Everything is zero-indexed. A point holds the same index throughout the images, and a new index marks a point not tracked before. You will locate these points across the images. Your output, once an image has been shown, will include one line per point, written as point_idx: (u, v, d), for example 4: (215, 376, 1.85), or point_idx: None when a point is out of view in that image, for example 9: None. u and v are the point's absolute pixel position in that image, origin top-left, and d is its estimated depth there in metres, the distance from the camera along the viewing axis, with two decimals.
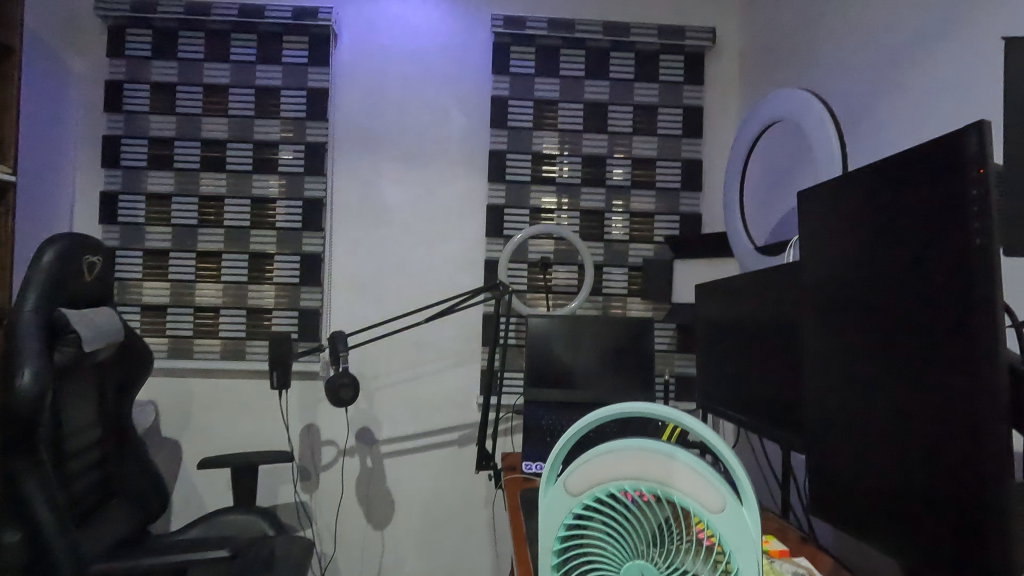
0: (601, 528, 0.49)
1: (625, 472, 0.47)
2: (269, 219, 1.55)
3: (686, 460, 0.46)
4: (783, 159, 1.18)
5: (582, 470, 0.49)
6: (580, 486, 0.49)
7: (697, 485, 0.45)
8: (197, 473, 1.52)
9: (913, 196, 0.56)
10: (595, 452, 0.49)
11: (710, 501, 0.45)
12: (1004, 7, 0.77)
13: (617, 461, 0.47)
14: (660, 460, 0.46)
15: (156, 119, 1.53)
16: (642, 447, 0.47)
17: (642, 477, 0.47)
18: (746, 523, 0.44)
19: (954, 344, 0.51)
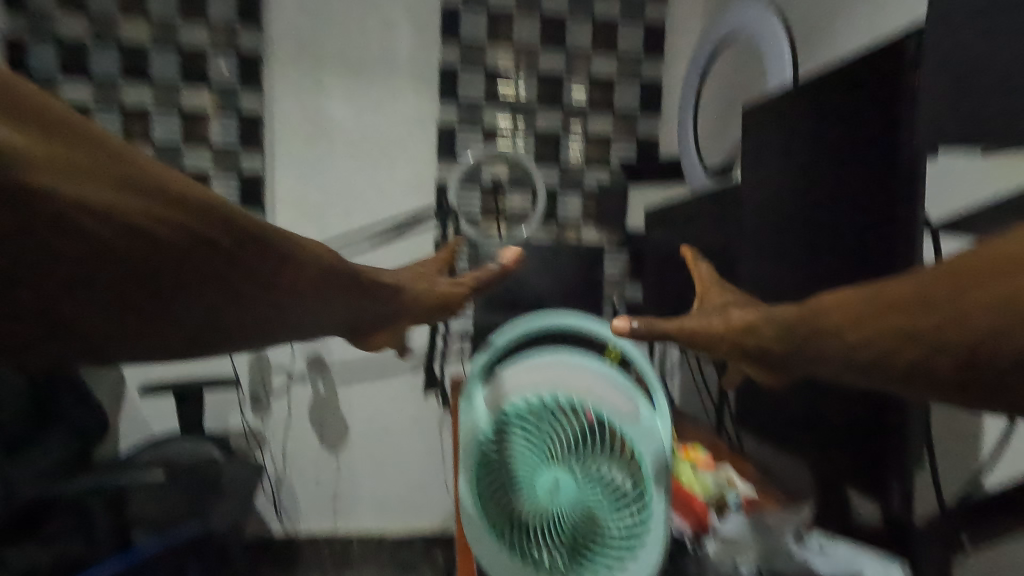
0: (518, 433, 0.51)
1: (543, 380, 0.51)
2: (202, 136, 1.44)
3: (603, 367, 0.50)
4: (739, 78, 1.16)
5: (505, 380, 0.53)
6: (500, 393, 0.53)
7: (607, 389, 0.48)
8: (142, 401, 1.48)
9: (852, 108, 0.55)
10: (518, 363, 0.53)
11: (619, 404, 0.48)
12: None
13: (538, 370, 0.52)
14: (576, 370, 0.50)
15: (64, 20, 1.37)
16: (561, 356, 0.51)
17: (558, 383, 0.50)
18: (653, 427, 0.46)
19: (869, 256, 0.53)
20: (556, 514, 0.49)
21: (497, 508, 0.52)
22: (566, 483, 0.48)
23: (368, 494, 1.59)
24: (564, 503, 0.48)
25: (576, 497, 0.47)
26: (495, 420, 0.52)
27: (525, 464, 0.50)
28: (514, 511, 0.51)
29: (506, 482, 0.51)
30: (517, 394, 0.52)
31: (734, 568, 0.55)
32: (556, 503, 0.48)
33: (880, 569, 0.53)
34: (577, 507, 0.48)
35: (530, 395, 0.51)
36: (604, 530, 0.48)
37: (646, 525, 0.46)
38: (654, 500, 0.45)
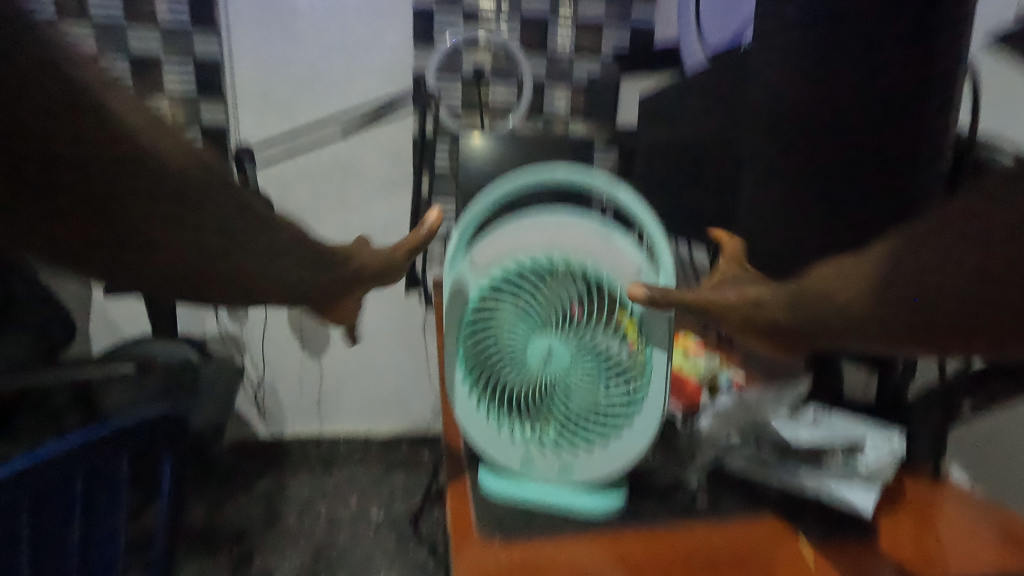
0: (508, 299, 0.47)
1: (537, 241, 0.46)
2: (148, 13, 1.29)
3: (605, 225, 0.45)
4: None
5: (490, 243, 0.47)
6: (486, 255, 0.47)
7: (610, 250, 0.45)
8: (110, 304, 1.42)
9: None
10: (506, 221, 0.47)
11: (621, 267, 0.45)
12: None
13: (531, 230, 0.46)
14: (571, 230, 0.45)
15: None
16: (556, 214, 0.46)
17: (554, 244, 0.46)
18: (655, 288, 0.44)
19: None
20: (551, 384, 0.47)
21: (483, 378, 0.49)
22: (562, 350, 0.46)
23: (353, 398, 1.59)
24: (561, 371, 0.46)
25: (573, 363, 0.46)
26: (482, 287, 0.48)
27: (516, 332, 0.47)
28: (501, 381, 0.48)
29: (493, 351, 0.48)
30: (508, 256, 0.47)
31: (732, 441, 0.55)
32: (551, 371, 0.47)
33: (876, 430, 0.55)
34: (572, 375, 0.46)
35: (523, 257, 0.46)
36: (599, 398, 0.46)
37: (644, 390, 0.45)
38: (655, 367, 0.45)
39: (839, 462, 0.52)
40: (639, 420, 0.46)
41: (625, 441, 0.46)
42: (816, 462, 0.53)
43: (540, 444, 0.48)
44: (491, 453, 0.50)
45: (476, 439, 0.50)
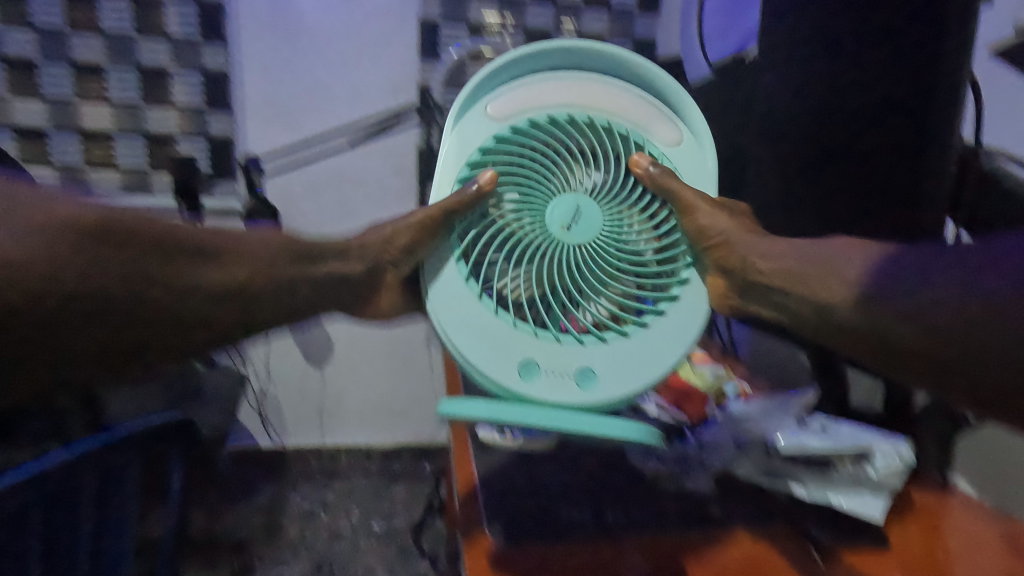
0: (532, 171, 0.57)
1: (575, 103, 0.57)
2: (157, 25, 1.30)
3: (647, 100, 0.58)
4: None
5: (515, 95, 0.57)
6: (510, 113, 0.57)
7: (642, 114, 0.58)
8: None
9: None
10: (531, 83, 0.57)
11: (664, 137, 0.59)
12: None
13: (560, 90, 0.57)
14: (605, 95, 0.58)
15: None
16: (595, 83, 0.58)
17: (590, 106, 0.57)
18: (696, 153, 0.59)
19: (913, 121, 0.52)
20: (584, 258, 0.56)
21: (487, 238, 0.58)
22: (592, 215, 0.56)
23: (355, 408, 1.59)
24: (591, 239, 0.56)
25: (608, 237, 0.56)
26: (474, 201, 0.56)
27: (543, 201, 0.57)
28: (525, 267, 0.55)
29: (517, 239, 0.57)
30: (537, 114, 0.57)
31: (735, 449, 0.58)
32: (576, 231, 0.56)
33: (881, 435, 0.55)
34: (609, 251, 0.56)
35: (552, 117, 0.58)
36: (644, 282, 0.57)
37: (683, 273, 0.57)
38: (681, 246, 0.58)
39: (848, 471, 0.53)
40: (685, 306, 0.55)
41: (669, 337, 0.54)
42: (821, 467, 0.54)
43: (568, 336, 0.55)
44: (490, 344, 0.53)
45: (478, 357, 0.52)
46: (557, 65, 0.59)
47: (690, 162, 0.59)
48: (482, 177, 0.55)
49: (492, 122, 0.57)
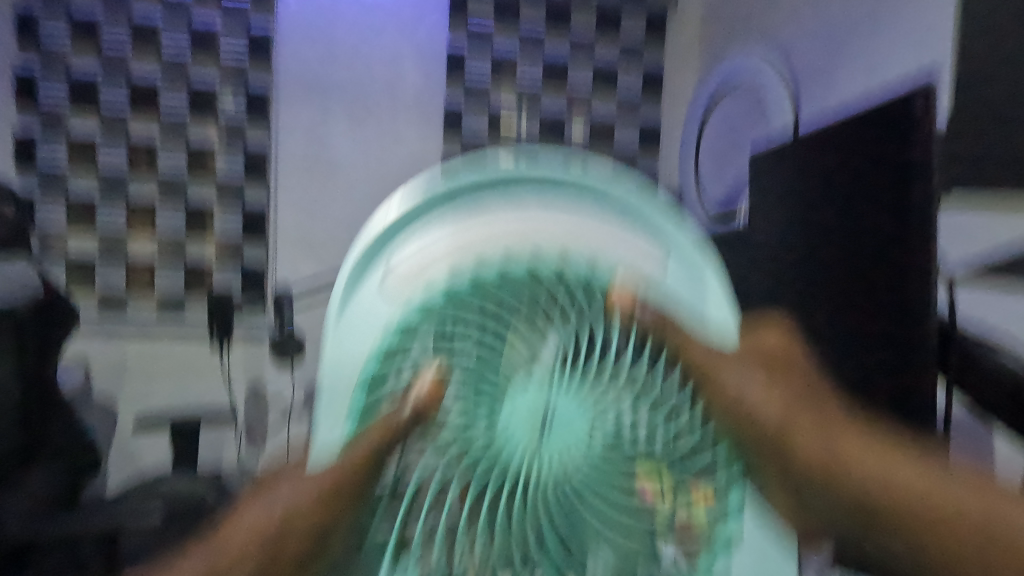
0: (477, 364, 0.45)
1: (510, 241, 0.45)
2: (208, 172, 1.45)
3: (602, 218, 0.46)
4: (746, 120, 1.23)
5: (426, 240, 0.45)
6: (426, 271, 0.44)
7: (615, 243, 0.45)
8: (132, 439, 1.47)
9: (856, 155, 0.56)
10: (443, 222, 0.45)
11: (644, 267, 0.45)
12: None
13: (492, 223, 0.45)
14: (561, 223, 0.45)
15: (76, 56, 1.39)
16: (530, 210, 0.45)
17: (527, 241, 0.45)
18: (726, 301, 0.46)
19: (891, 289, 0.53)
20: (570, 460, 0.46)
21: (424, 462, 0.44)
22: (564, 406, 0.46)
23: None
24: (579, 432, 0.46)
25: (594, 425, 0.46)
26: (398, 432, 0.41)
27: (496, 393, 0.46)
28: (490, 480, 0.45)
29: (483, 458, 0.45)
30: (468, 263, 0.44)
31: None
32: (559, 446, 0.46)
33: None
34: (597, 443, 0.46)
35: (484, 263, 0.44)
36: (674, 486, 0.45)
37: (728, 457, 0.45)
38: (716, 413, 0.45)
39: None
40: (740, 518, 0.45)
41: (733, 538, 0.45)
42: None
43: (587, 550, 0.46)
44: None
45: None
46: (463, 190, 0.45)
47: (686, 291, 0.46)
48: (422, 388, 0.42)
49: (394, 297, 0.44)
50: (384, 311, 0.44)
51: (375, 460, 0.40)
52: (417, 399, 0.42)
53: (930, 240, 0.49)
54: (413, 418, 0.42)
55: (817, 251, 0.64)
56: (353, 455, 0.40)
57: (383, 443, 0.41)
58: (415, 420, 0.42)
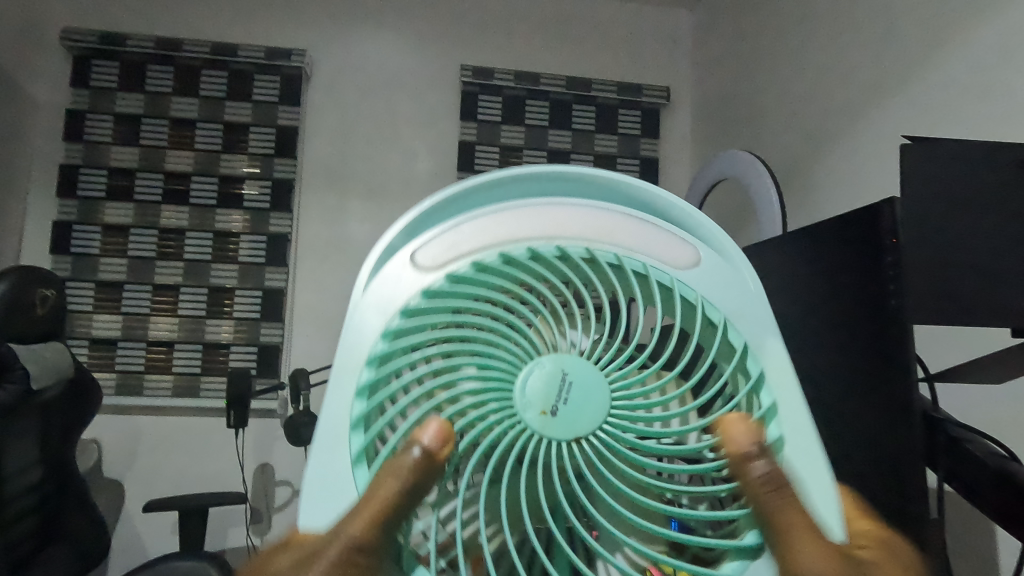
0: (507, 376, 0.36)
1: (537, 234, 0.40)
2: (230, 253, 1.53)
3: (641, 218, 0.41)
4: (738, 207, 1.32)
5: (442, 238, 0.40)
6: (446, 263, 0.40)
7: (648, 243, 0.40)
8: (138, 516, 1.49)
9: (837, 257, 0.61)
10: (473, 217, 0.40)
11: (678, 263, 0.40)
12: (926, 86, 0.86)
13: (520, 212, 0.40)
14: (585, 217, 0.40)
15: (118, 150, 1.51)
16: (560, 206, 0.40)
17: (558, 237, 0.40)
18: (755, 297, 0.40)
19: (876, 385, 0.55)
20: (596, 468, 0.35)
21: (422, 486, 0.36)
22: (597, 392, 0.35)
23: None
24: (604, 426, 0.35)
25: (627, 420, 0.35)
26: (421, 480, 0.33)
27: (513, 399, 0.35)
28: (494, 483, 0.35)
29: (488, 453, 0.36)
30: (491, 256, 0.40)
31: None
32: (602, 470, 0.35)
33: None
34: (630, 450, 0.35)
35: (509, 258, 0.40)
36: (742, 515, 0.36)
37: (773, 425, 0.37)
38: (766, 384, 0.38)
39: None
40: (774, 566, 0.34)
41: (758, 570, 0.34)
42: None
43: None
44: None
45: None
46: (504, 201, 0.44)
47: (729, 284, 0.40)
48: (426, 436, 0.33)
49: (413, 286, 0.39)
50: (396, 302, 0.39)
51: (397, 515, 0.33)
52: (421, 438, 0.33)
53: (907, 333, 0.51)
54: (423, 461, 0.33)
55: (807, 343, 0.67)
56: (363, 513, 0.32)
57: (403, 493, 0.33)
58: (425, 471, 0.33)
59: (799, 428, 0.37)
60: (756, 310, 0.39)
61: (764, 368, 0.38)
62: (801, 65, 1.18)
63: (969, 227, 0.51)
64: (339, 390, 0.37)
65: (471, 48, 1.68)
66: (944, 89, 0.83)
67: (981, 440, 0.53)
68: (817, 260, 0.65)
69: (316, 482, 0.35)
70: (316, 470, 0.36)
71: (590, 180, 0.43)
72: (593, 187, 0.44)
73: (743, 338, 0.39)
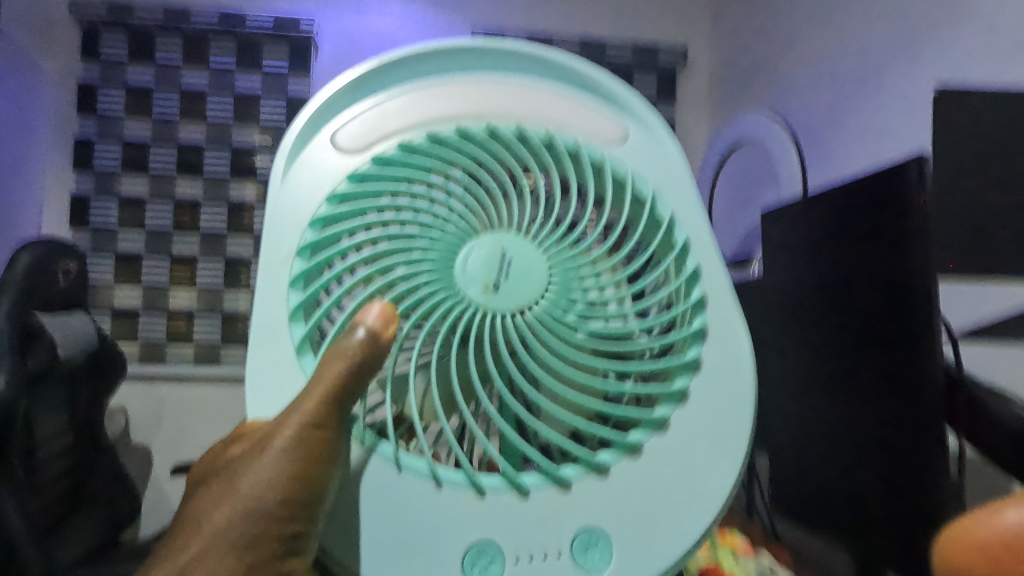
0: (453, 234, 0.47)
1: (465, 114, 0.51)
2: (246, 225, 1.54)
3: (566, 95, 0.53)
4: (758, 172, 1.29)
5: (365, 122, 0.52)
6: (371, 143, 0.51)
7: (576, 121, 0.52)
8: (167, 480, 1.55)
9: (861, 219, 0.59)
10: (393, 98, 0.52)
11: (606, 137, 0.52)
12: (958, 41, 0.82)
13: (450, 97, 0.52)
14: (517, 101, 0.52)
15: (131, 122, 1.51)
16: (487, 85, 0.52)
17: (484, 115, 0.52)
18: (648, 154, 0.52)
19: (896, 348, 0.54)
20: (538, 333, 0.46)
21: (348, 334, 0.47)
22: (527, 258, 0.47)
23: None
24: (545, 289, 0.46)
25: (564, 289, 0.47)
26: (368, 354, 0.43)
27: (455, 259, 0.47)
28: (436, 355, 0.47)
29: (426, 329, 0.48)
30: (417, 136, 0.51)
31: None
32: (507, 304, 0.46)
33: None
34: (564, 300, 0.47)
35: (437, 137, 0.51)
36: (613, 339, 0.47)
37: (696, 286, 0.49)
38: (700, 280, 0.50)
39: None
40: (707, 395, 0.47)
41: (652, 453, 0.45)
42: None
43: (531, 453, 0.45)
44: None
45: None
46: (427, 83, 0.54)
47: (649, 161, 0.52)
48: (368, 315, 0.44)
49: (340, 167, 0.50)
50: (328, 183, 0.50)
51: (347, 388, 0.42)
52: (367, 319, 0.44)
53: (931, 295, 0.50)
54: (366, 338, 0.43)
55: (831, 307, 0.65)
56: (314, 393, 0.42)
57: (348, 370, 0.42)
58: (369, 347, 0.43)
59: (716, 288, 0.49)
60: (673, 179, 0.52)
61: (687, 235, 0.50)
62: (825, 22, 1.13)
63: None
64: (270, 283, 0.48)
65: (482, 12, 1.63)
66: (976, 43, 0.79)
67: (1009, 401, 0.52)
68: (840, 222, 0.63)
69: (265, 360, 0.46)
70: (258, 360, 0.46)
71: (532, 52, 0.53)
72: (514, 63, 0.53)
73: (669, 208, 0.51)
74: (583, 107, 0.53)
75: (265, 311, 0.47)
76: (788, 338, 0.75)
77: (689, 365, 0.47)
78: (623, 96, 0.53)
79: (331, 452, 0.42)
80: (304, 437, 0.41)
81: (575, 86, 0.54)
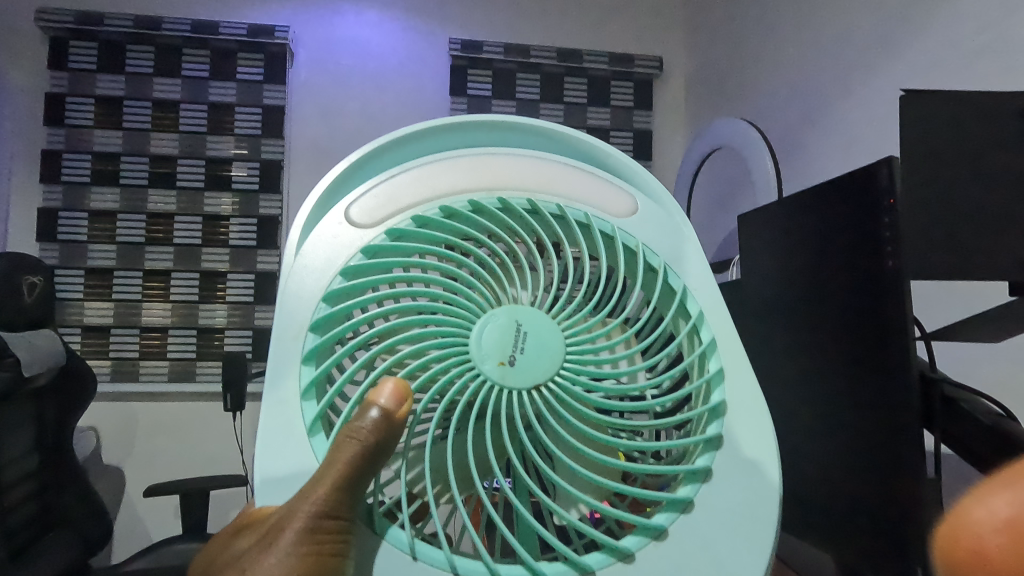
0: (472, 312, 0.42)
1: (477, 187, 0.46)
2: (220, 237, 1.51)
3: (578, 167, 0.48)
4: (733, 178, 1.31)
5: (374, 194, 0.45)
6: (385, 218, 0.45)
7: (589, 192, 0.47)
8: (140, 500, 1.50)
9: (836, 221, 0.59)
10: (408, 169, 0.46)
11: (616, 210, 0.47)
12: (922, 48, 0.85)
13: (458, 166, 0.46)
14: (527, 171, 0.47)
15: (101, 133, 1.48)
16: (499, 157, 0.47)
17: (498, 189, 0.46)
18: (657, 221, 0.47)
19: (873, 349, 0.54)
20: (554, 409, 0.41)
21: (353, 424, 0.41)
22: (546, 333, 0.41)
23: None
24: (559, 367, 0.41)
25: (582, 364, 0.42)
26: (379, 437, 0.36)
27: (471, 335, 0.41)
28: (452, 431, 0.41)
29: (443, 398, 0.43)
30: (433, 210, 0.45)
31: None
32: (528, 382, 0.40)
33: None
34: (585, 383, 0.42)
35: (450, 210, 0.45)
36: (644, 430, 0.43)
37: (713, 359, 0.44)
38: (716, 351, 0.44)
39: None
40: (735, 469, 0.41)
41: (689, 542, 0.39)
42: None
43: (550, 539, 0.38)
44: None
45: None
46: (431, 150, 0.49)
47: (661, 231, 0.47)
48: (382, 395, 0.37)
49: (351, 241, 0.44)
50: (334, 261, 0.44)
51: (357, 475, 0.36)
52: (380, 399, 0.37)
53: (905, 296, 0.50)
54: (381, 418, 0.37)
55: (809, 311, 0.65)
56: (324, 480, 0.36)
57: (360, 455, 0.36)
58: (384, 427, 0.37)
59: (737, 361, 0.43)
60: (691, 252, 0.47)
61: (702, 307, 0.45)
62: (795, 30, 1.16)
63: (970, 170, 0.51)
64: (283, 361, 0.41)
65: (459, 20, 1.64)
66: (942, 49, 0.82)
67: (977, 398, 0.53)
68: (815, 225, 0.63)
69: (271, 447, 0.39)
70: (265, 442, 0.39)
71: (536, 131, 0.49)
72: (523, 134, 0.49)
73: (683, 280, 0.46)
74: (598, 175, 0.48)
75: (274, 392, 0.41)
76: (766, 341, 0.75)
77: (711, 441, 0.42)
78: (633, 169, 0.49)
79: (342, 547, 0.36)
80: (316, 531, 0.35)
81: (584, 154, 0.50)
